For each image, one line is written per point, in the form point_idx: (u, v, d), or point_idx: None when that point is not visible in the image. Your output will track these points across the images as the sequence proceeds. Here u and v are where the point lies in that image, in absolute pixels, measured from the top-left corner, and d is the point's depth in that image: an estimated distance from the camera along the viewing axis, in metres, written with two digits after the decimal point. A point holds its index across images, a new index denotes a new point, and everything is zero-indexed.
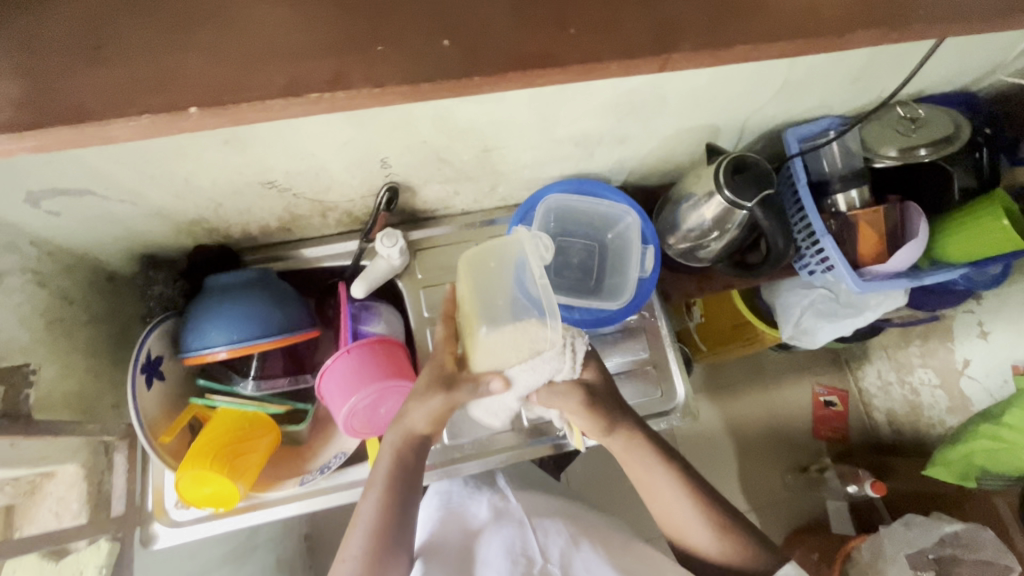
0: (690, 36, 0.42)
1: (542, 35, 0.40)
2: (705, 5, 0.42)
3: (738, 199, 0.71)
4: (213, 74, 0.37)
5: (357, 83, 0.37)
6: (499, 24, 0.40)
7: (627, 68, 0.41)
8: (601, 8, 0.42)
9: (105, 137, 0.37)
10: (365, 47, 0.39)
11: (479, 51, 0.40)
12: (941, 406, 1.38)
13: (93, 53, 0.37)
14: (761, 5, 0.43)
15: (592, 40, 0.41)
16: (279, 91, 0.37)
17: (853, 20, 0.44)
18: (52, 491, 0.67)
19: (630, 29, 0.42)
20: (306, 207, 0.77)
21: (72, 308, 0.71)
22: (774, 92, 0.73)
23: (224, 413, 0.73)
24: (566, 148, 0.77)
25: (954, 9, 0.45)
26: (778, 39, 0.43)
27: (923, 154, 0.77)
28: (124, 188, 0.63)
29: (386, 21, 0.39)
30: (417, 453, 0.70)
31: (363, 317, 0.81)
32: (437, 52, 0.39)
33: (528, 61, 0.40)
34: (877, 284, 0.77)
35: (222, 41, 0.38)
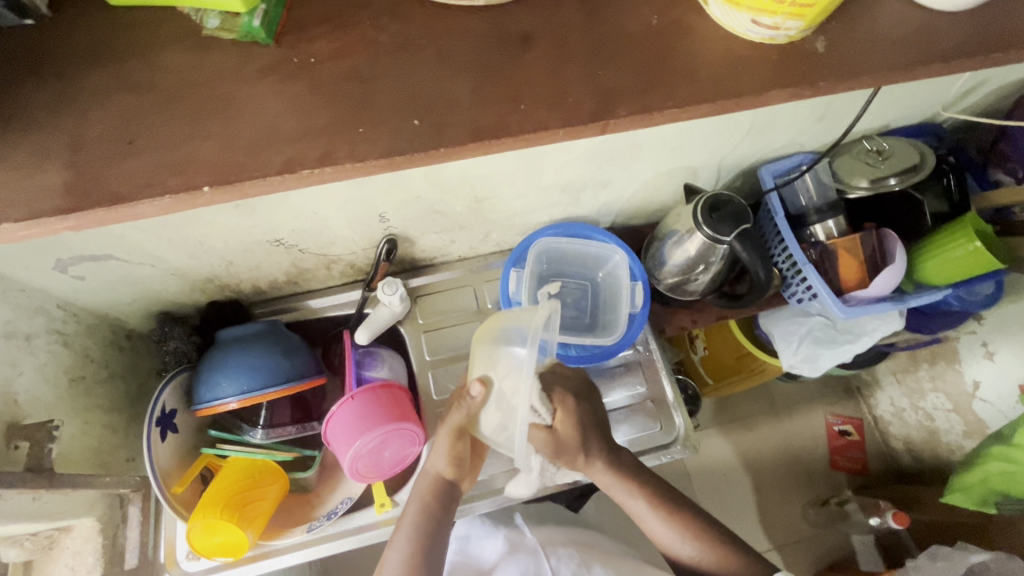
0: (626, 101, 0.46)
1: (497, 109, 0.45)
2: (638, 73, 0.47)
3: (717, 234, 0.75)
4: (222, 156, 0.43)
5: (345, 158, 0.43)
6: (462, 100, 0.45)
7: (572, 133, 0.45)
8: (547, 82, 0.46)
9: (130, 212, 0.42)
10: (346, 126, 0.44)
11: (447, 125, 0.45)
12: (957, 430, 1.35)
13: (126, 145, 0.43)
14: (687, 73, 0.47)
15: (540, 110, 0.45)
16: (275, 170, 0.42)
17: (776, 80, 0.48)
18: (68, 545, 0.70)
19: (574, 99, 0.46)
20: (311, 261, 0.82)
21: (93, 365, 0.76)
22: (743, 134, 0.78)
23: (235, 461, 0.75)
24: (552, 195, 0.83)
25: (876, 59, 0.50)
26: (703, 101, 0.46)
27: (892, 183, 0.81)
28: (144, 252, 0.69)
29: (372, 100, 0.45)
30: (441, 503, 0.73)
31: (367, 363, 0.84)
32: (409, 129, 0.44)
33: (483, 133, 0.44)
34: (863, 309, 0.79)
35: (232, 127, 0.44)
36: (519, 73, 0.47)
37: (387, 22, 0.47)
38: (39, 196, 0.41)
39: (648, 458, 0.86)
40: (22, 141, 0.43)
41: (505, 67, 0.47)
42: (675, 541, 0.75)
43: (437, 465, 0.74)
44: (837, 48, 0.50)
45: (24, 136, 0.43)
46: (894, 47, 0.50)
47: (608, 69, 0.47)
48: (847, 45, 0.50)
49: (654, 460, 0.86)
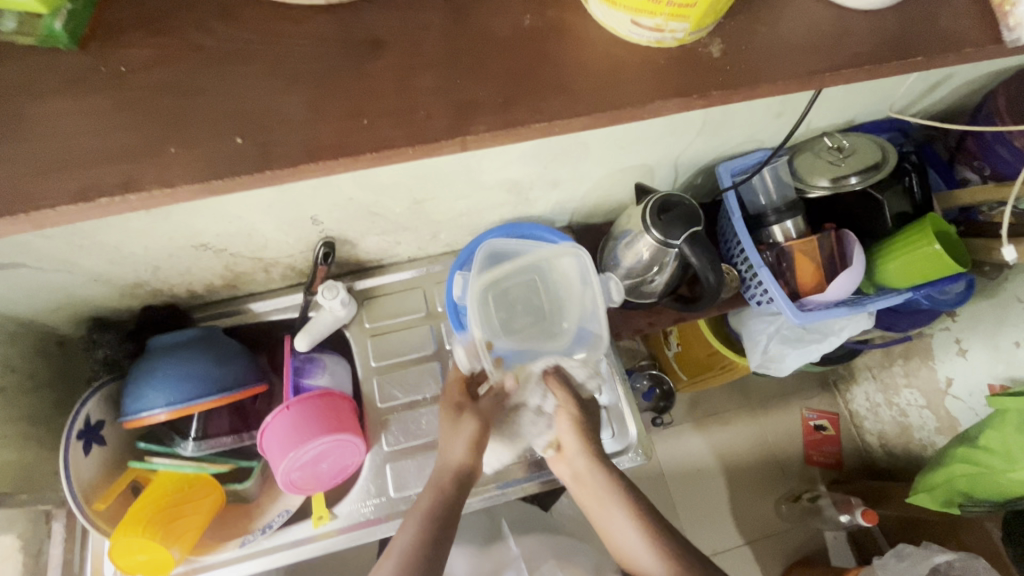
0: (486, 116, 0.43)
1: (340, 126, 0.42)
2: (522, 83, 0.44)
3: (666, 237, 0.72)
4: (11, 180, 0.39)
5: (150, 184, 0.40)
6: (289, 118, 0.42)
7: (427, 151, 0.43)
8: (396, 92, 0.44)
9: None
10: (150, 150, 0.41)
11: (267, 144, 0.42)
12: (930, 427, 1.34)
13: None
14: (568, 84, 0.45)
15: (386, 127, 0.43)
16: (68, 198, 0.39)
17: (684, 85, 0.46)
18: None
19: (425, 113, 0.43)
20: (246, 264, 0.78)
21: (15, 376, 0.72)
22: (696, 131, 0.75)
23: (164, 476, 0.73)
24: (499, 195, 0.79)
25: (800, 61, 0.47)
26: (576, 115, 0.44)
27: (853, 182, 0.78)
28: (57, 259, 0.65)
29: (264, 111, 0.42)
30: (460, 493, 0.69)
31: (306, 371, 0.81)
32: (228, 147, 0.41)
33: (316, 151, 0.42)
34: (819, 314, 0.76)
35: (26, 148, 0.40)
36: (422, 79, 0.44)
37: (284, 22, 0.44)
38: None
39: None
40: None
41: (406, 73, 0.44)
42: (642, 553, 0.67)
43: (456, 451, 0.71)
44: (767, 52, 0.47)
45: None
46: (816, 52, 0.47)
47: (510, 78, 0.44)
48: (779, 47, 0.47)
49: None
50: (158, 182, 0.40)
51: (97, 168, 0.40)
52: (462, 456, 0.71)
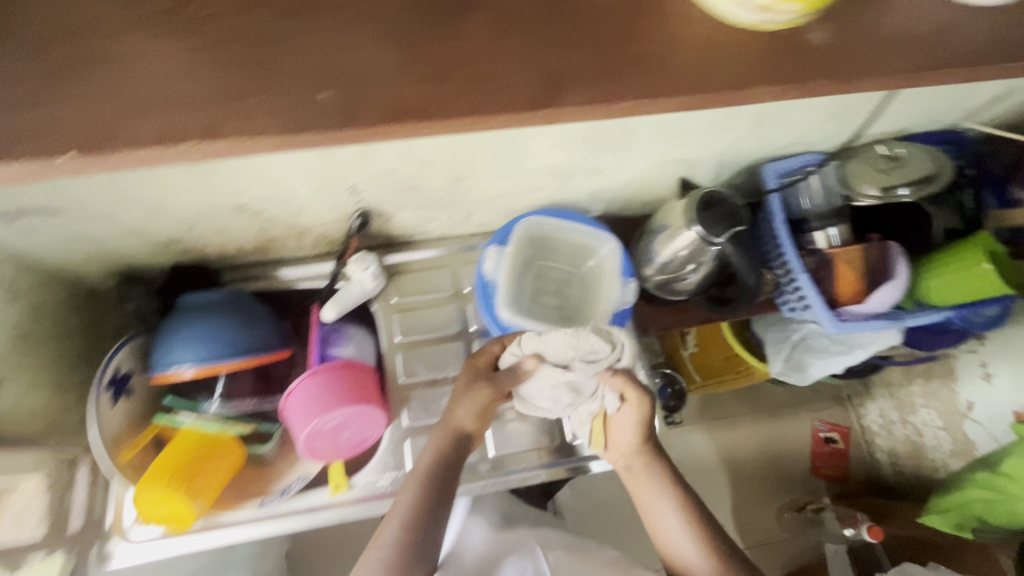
0: (574, 88, 0.42)
1: (420, 90, 0.41)
2: (590, 58, 0.43)
3: (708, 234, 0.71)
4: (64, 120, 0.38)
5: (233, 133, 0.39)
6: (368, 77, 0.41)
7: (486, 122, 0.41)
8: (463, 60, 0.42)
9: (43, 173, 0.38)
10: (238, 94, 0.40)
11: (352, 101, 0.40)
12: (945, 448, 1.33)
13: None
14: (635, 64, 0.43)
15: (455, 90, 0.41)
16: (155, 139, 0.38)
17: (760, 76, 0.44)
18: (15, 501, 0.65)
19: (504, 80, 0.41)
20: (280, 229, 0.78)
21: (46, 322, 0.72)
22: (747, 128, 0.73)
23: (188, 433, 0.73)
24: (539, 179, 0.78)
25: (883, 59, 0.45)
26: (670, 94, 0.42)
27: (903, 193, 0.76)
28: (96, 208, 0.64)
29: (328, 68, 0.41)
30: (457, 451, 0.73)
31: (332, 340, 0.81)
32: (309, 103, 0.40)
33: (391, 114, 0.40)
34: (856, 325, 0.75)
35: (102, 89, 0.39)
36: (485, 45, 0.42)
37: None
38: None
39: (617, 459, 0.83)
40: None
41: (475, 39, 0.42)
42: (683, 544, 0.75)
43: (463, 412, 0.73)
44: (845, 49, 0.45)
45: None
46: (903, 52, 0.45)
47: (575, 45, 0.43)
48: (860, 46, 0.46)
49: None
50: (211, 131, 0.39)
51: (154, 114, 0.39)
52: (462, 413, 0.74)
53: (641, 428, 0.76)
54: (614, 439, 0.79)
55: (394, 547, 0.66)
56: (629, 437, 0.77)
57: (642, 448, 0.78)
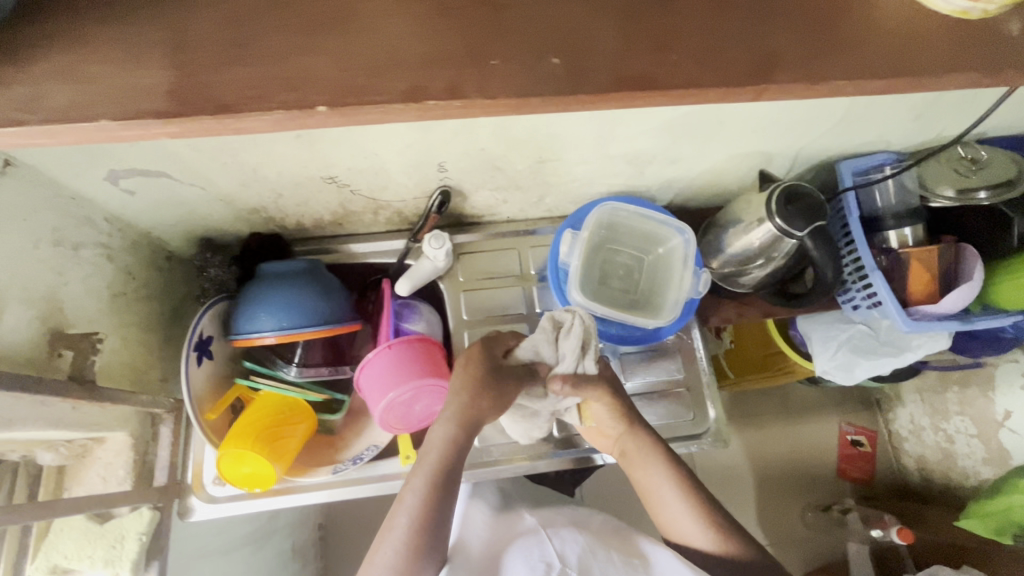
0: (793, 67, 0.43)
1: (646, 60, 0.42)
2: (724, 40, 0.43)
3: (789, 227, 0.71)
4: (227, 79, 0.39)
5: (474, 94, 0.40)
6: (614, 43, 0.42)
7: (613, 100, 0.41)
8: (591, 35, 0.42)
9: (241, 128, 0.40)
10: (483, 58, 0.40)
11: (590, 69, 0.41)
12: (977, 456, 1.29)
13: (235, 50, 0.40)
14: (761, 47, 0.43)
15: (602, 53, 0.42)
16: (405, 96, 0.39)
17: (889, 66, 0.44)
18: (101, 456, 0.70)
19: (632, 61, 0.42)
20: (360, 203, 0.79)
21: (134, 283, 0.75)
22: (832, 124, 0.73)
23: (268, 396, 0.75)
24: (617, 165, 0.78)
25: (1009, 57, 0.46)
26: (774, 83, 0.42)
27: (981, 197, 0.75)
28: (196, 173, 0.66)
29: (474, 36, 0.41)
30: (461, 447, 0.69)
31: (405, 315, 0.83)
32: (555, 67, 0.41)
33: (633, 80, 0.41)
34: (927, 325, 0.75)
35: (345, 44, 0.40)
36: (631, 24, 0.43)
37: None
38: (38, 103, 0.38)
39: (674, 446, 0.84)
40: (108, 35, 0.40)
41: (611, 18, 0.43)
42: (686, 522, 0.73)
43: (466, 406, 0.69)
44: (972, 43, 0.45)
45: (110, 33, 0.40)
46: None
47: (790, 28, 0.44)
48: (983, 41, 0.46)
49: (681, 449, 0.84)
50: (359, 92, 0.39)
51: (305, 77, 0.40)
52: (482, 406, 0.69)
53: (619, 410, 0.76)
54: (600, 428, 0.79)
55: (404, 550, 0.63)
56: (612, 422, 0.77)
57: (630, 428, 0.76)
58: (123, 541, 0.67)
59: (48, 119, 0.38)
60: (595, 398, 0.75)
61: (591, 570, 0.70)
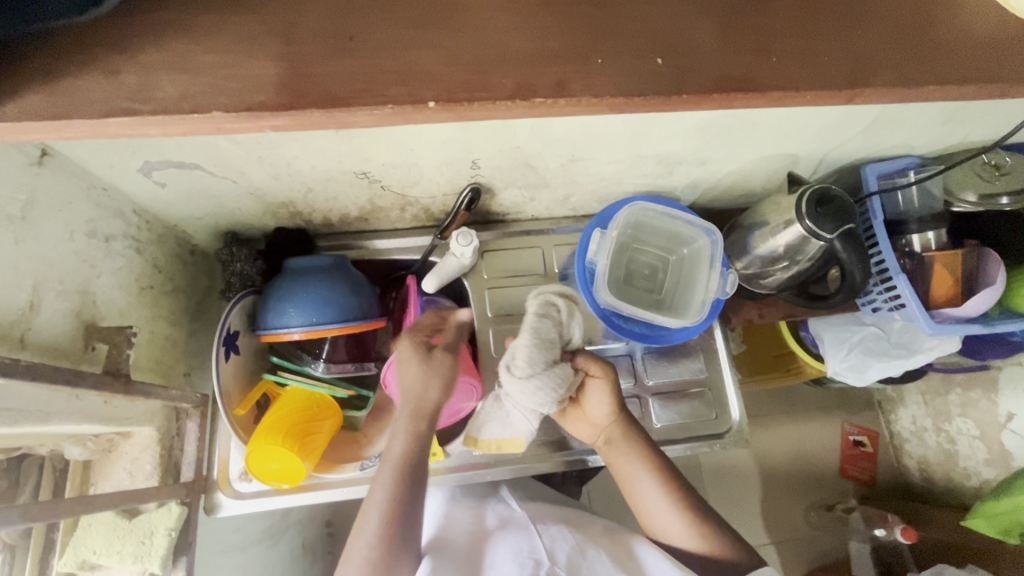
0: (882, 70, 0.43)
1: (745, 60, 0.43)
2: (778, 44, 0.43)
3: (818, 229, 0.72)
4: (292, 73, 0.39)
5: (580, 92, 0.40)
6: (706, 43, 0.42)
7: (667, 104, 0.41)
8: (647, 35, 0.42)
9: (345, 123, 0.39)
10: (586, 57, 0.41)
11: (690, 68, 0.42)
12: (978, 457, 1.31)
13: (345, 43, 0.40)
14: (813, 52, 0.43)
15: (660, 56, 0.42)
16: (511, 92, 0.39)
17: (942, 72, 0.44)
18: (127, 451, 0.69)
19: (690, 64, 0.42)
20: (389, 199, 0.79)
21: (160, 276, 0.74)
22: (861, 128, 0.74)
23: (295, 392, 0.75)
24: (647, 165, 0.79)
25: None
26: (828, 89, 0.42)
27: (1004, 203, 0.77)
28: (230, 166, 0.66)
29: (534, 32, 0.41)
30: (425, 435, 0.69)
31: (429, 312, 0.84)
32: (656, 67, 0.41)
33: (733, 82, 0.41)
34: (950, 328, 0.76)
35: (453, 43, 0.40)
36: (685, 28, 0.43)
37: None
38: (103, 95, 0.38)
39: (697, 445, 0.85)
40: (173, 28, 0.40)
41: (667, 18, 0.43)
42: (665, 513, 0.74)
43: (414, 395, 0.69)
44: (1023, 49, 0.46)
45: (174, 24, 0.40)
46: None
47: (883, 32, 0.45)
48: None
49: (703, 447, 0.85)
50: (425, 87, 0.39)
51: (367, 72, 0.39)
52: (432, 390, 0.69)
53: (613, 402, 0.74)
54: (589, 413, 0.77)
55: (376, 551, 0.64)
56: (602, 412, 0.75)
57: (617, 421, 0.75)
58: (153, 536, 0.67)
59: (124, 110, 0.38)
60: (601, 375, 0.74)
61: (580, 570, 0.69)
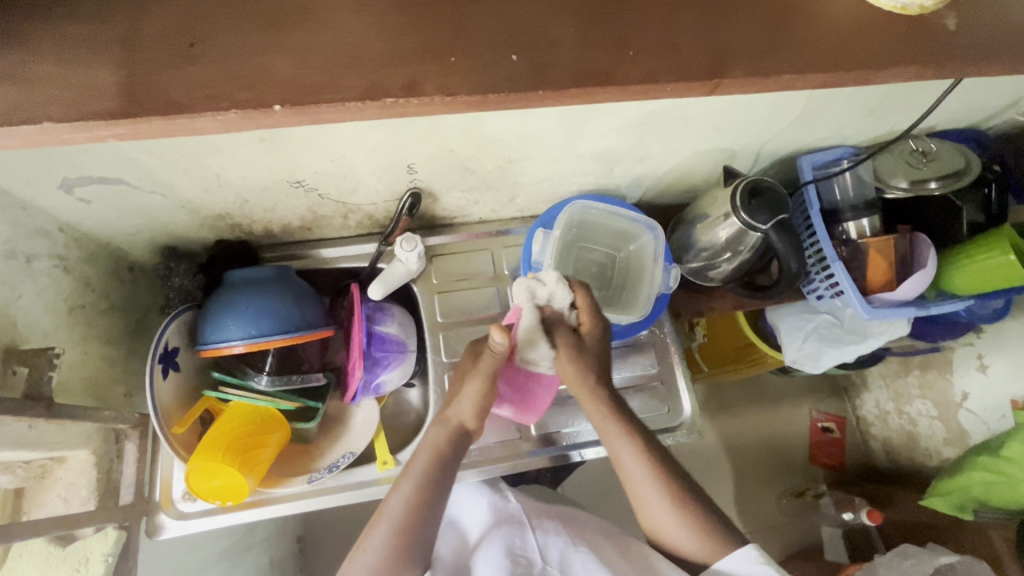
0: (741, 63, 0.45)
1: (605, 54, 0.44)
2: (647, 35, 0.45)
3: (753, 221, 0.73)
4: (172, 87, 0.39)
5: (432, 91, 0.40)
6: (564, 40, 0.44)
7: (523, 100, 0.42)
8: (504, 32, 0.43)
9: (189, 128, 0.39)
10: (438, 56, 0.41)
11: (544, 64, 0.43)
12: (938, 437, 1.28)
13: (187, 49, 0.40)
14: (669, 43, 0.45)
15: (528, 54, 0.43)
16: (356, 94, 0.40)
17: (810, 61, 0.46)
18: (62, 476, 0.67)
19: (551, 61, 0.43)
20: (329, 207, 0.78)
21: (93, 295, 0.72)
22: (791, 119, 0.75)
23: (238, 407, 0.74)
24: (586, 164, 0.79)
25: (947, 49, 0.49)
26: (689, 80, 0.44)
27: (932, 187, 0.79)
28: (156, 180, 0.64)
29: (423, 33, 0.42)
30: (456, 454, 0.69)
31: (377, 318, 0.82)
32: (507, 64, 0.42)
33: (590, 77, 0.42)
34: (886, 312, 0.78)
35: (310, 41, 0.41)
36: (545, 31, 0.44)
37: None
38: None
39: None
40: (51, 42, 0.40)
41: (528, 19, 0.44)
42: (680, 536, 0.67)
43: (461, 412, 0.70)
44: (896, 41, 0.48)
45: (53, 36, 0.40)
46: (957, 45, 0.49)
47: (748, 25, 0.47)
48: (908, 34, 0.49)
49: (658, 441, 0.85)
50: (315, 91, 0.39)
51: (254, 77, 0.39)
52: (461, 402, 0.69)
53: (585, 381, 0.70)
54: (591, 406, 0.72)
55: (390, 547, 0.62)
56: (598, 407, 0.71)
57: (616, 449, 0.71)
58: (88, 563, 0.67)
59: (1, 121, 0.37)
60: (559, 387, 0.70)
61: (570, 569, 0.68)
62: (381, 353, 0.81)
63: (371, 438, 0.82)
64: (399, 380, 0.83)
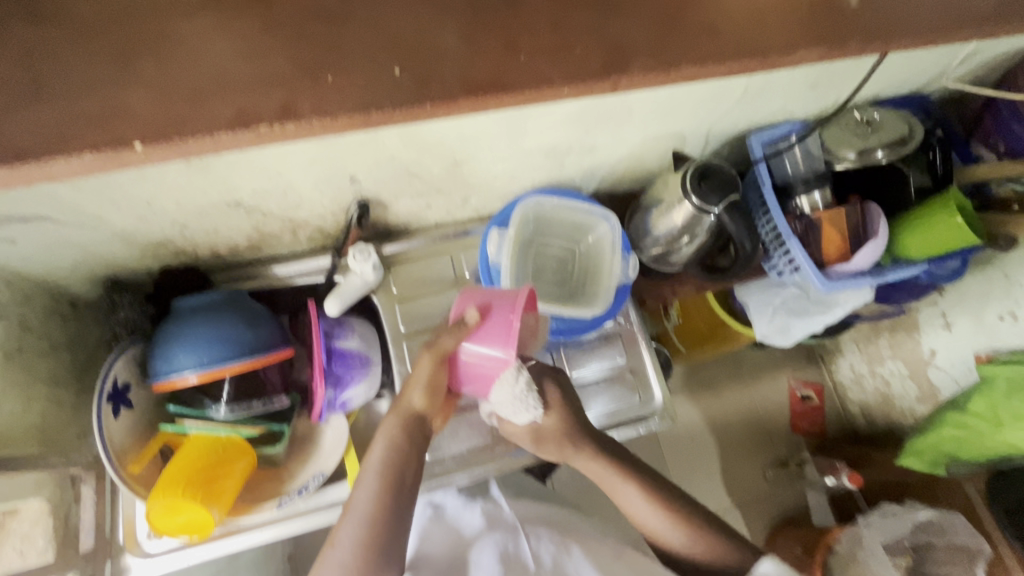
0: (641, 58, 0.45)
1: (493, 60, 0.43)
2: (546, 34, 0.44)
3: (704, 204, 0.73)
4: (41, 124, 0.37)
5: (310, 114, 0.39)
6: (450, 47, 0.43)
7: (408, 115, 0.42)
8: (389, 43, 0.42)
9: (50, 173, 0.37)
10: (314, 74, 0.40)
11: (430, 75, 0.42)
12: (911, 396, 1.28)
13: (34, 89, 0.38)
14: (564, 43, 0.44)
15: (417, 65, 0.42)
16: (228, 123, 0.39)
17: (718, 52, 0.46)
18: (15, 528, 0.64)
19: (438, 71, 0.42)
20: (275, 224, 0.75)
21: (33, 337, 0.68)
22: (735, 100, 0.74)
23: (197, 438, 0.71)
24: (536, 159, 0.78)
25: (865, 25, 0.50)
26: (587, 78, 0.44)
27: (880, 155, 0.79)
28: (83, 213, 0.62)
29: (321, 49, 0.41)
30: (414, 445, 0.66)
31: (336, 333, 0.80)
32: (390, 76, 0.42)
33: (480, 87, 0.42)
34: (842, 283, 0.79)
35: (167, 69, 0.39)
36: (431, 42, 0.43)
37: None
38: None
39: (624, 429, 0.86)
40: None
41: (416, 27, 0.43)
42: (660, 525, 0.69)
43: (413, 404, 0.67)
44: (809, 22, 0.49)
45: None
46: (867, 19, 0.50)
47: (644, 19, 0.46)
48: (824, 16, 0.49)
49: (630, 431, 0.85)
50: (212, 123, 0.39)
51: (153, 111, 0.38)
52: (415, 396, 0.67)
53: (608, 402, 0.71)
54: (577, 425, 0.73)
55: (370, 515, 0.61)
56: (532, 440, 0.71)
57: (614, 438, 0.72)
58: None
59: None
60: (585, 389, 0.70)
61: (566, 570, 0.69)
62: (343, 370, 0.79)
63: (341, 456, 0.80)
64: (366, 395, 0.82)
